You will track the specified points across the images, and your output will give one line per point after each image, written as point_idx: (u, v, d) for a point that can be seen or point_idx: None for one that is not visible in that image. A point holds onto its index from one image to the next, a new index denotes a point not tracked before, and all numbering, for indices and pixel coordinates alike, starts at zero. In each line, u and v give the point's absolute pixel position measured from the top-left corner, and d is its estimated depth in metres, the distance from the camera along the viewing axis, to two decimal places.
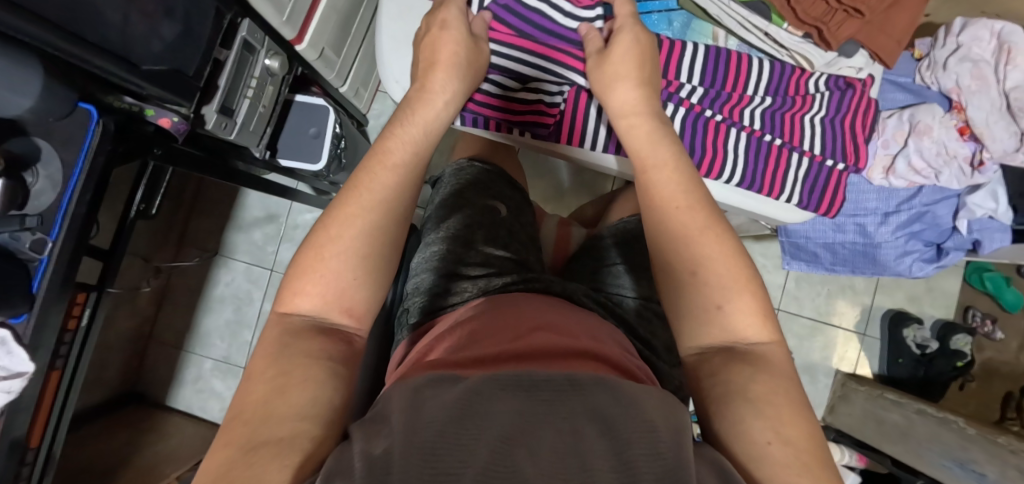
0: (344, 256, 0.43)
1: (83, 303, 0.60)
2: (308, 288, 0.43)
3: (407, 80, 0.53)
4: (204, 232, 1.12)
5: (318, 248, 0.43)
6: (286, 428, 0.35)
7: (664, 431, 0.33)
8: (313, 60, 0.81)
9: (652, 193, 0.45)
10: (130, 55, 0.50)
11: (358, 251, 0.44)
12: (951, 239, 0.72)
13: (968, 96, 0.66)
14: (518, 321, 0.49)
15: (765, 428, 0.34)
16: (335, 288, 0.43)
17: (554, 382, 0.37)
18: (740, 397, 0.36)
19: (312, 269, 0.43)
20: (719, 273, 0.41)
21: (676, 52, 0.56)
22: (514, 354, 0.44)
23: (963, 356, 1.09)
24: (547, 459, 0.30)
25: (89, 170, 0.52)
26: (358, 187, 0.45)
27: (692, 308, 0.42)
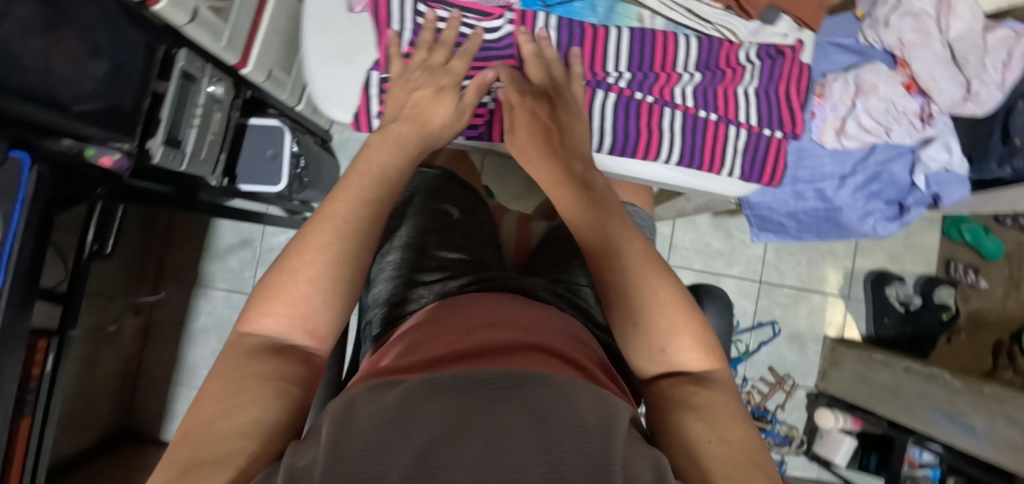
0: (311, 282, 0.40)
1: (46, 348, 0.60)
2: (275, 309, 0.39)
3: (336, 95, 0.53)
4: (180, 264, 1.12)
5: (289, 271, 0.40)
6: (226, 446, 0.32)
7: (592, 424, 0.32)
8: (261, 82, 0.81)
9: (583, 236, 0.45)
10: (59, 98, 0.50)
11: (323, 276, 0.40)
12: (911, 195, 0.71)
13: (911, 51, 0.66)
14: (469, 320, 0.50)
15: (705, 429, 0.35)
16: (299, 310, 0.40)
17: (494, 382, 0.35)
18: (682, 407, 0.37)
19: (282, 289, 0.39)
20: (657, 311, 0.40)
21: (600, 39, 0.56)
22: (459, 356, 0.43)
23: (947, 309, 1.10)
24: (474, 459, 0.28)
25: (27, 218, 0.52)
26: (331, 215, 0.42)
27: (635, 349, 0.41)
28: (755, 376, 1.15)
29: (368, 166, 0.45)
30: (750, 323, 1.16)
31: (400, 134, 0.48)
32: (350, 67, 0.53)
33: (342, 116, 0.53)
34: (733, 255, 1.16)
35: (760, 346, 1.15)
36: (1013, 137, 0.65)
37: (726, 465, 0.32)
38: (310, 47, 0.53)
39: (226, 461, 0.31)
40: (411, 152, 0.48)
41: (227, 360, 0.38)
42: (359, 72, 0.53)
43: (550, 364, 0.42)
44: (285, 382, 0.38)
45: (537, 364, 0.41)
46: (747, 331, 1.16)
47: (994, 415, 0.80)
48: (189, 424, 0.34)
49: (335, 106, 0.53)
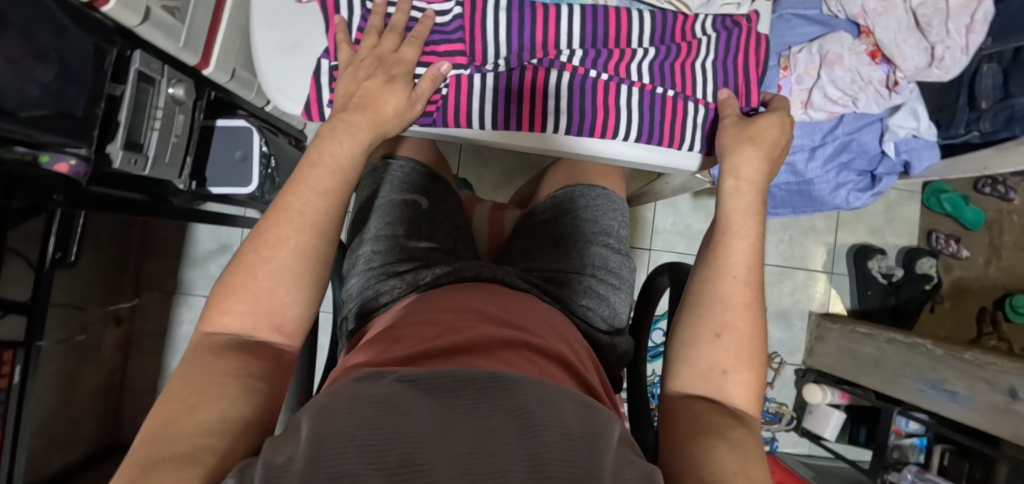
0: (275, 273, 0.40)
1: (12, 360, 0.59)
2: (234, 305, 0.39)
3: (289, 88, 0.52)
4: (159, 273, 1.11)
5: (250, 269, 0.40)
6: (188, 444, 0.30)
7: (577, 430, 0.32)
8: (225, 82, 0.80)
9: (721, 258, 0.47)
10: (8, 105, 0.50)
11: (284, 273, 0.41)
12: (882, 164, 0.72)
13: (875, 18, 0.65)
14: (442, 312, 0.50)
15: (731, 458, 0.36)
16: (261, 305, 0.40)
17: (479, 380, 0.36)
18: (715, 434, 0.39)
19: (243, 286, 0.40)
20: (738, 339, 0.44)
21: (550, 16, 0.54)
22: (440, 352, 0.42)
23: (929, 279, 1.11)
24: (455, 455, 0.28)
25: None
26: (289, 208, 0.42)
27: (703, 354, 0.44)
28: None
29: (317, 157, 0.44)
30: None
31: (350, 123, 0.46)
32: (302, 57, 0.53)
33: (294, 107, 0.52)
34: None
35: None
36: (979, 100, 0.65)
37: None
38: (258, 39, 0.52)
39: (187, 458, 0.29)
40: (364, 143, 0.47)
41: (186, 357, 0.37)
42: (310, 63, 0.53)
43: (526, 364, 0.43)
44: (253, 378, 0.37)
45: (512, 366, 0.41)
46: None
47: (975, 379, 0.80)
48: (151, 424, 0.32)
49: (287, 98, 0.52)
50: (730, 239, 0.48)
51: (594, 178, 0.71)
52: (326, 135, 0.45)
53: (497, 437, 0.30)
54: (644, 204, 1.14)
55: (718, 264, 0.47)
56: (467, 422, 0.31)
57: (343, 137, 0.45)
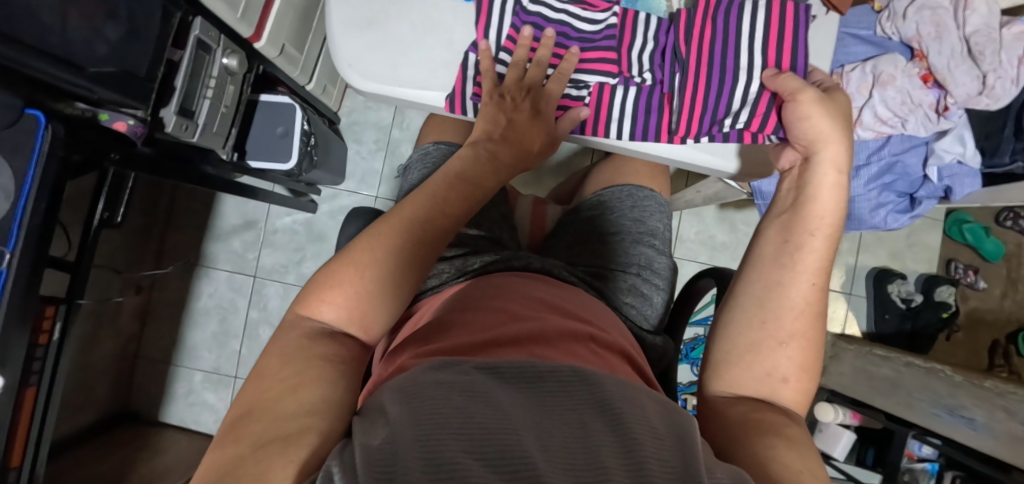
0: (371, 284, 0.39)
1: (54, 316, 0.59)
2: (335, 296, 0.38)
3: (360, 63, 0.52)
4: (181, 245, 1.11)
5: (363, 259, 0.39)
6: (296, 424, 0.31)
7: (665, 433, 0.30)
8: (274, 57, 0.80)
9: (799, 255, 0.43)
10: (76, 59, 0.49)
11: (391, 278, 0.39)
12: (923, 188, 0.73)
13: (928, 43, 0.66)
14: (503, 300, 0.50)
15: (796, 457, 0.33)
16: (358, 306, 0.38)
17: (559, 374, 0.35)
18: (778, 432, 0.36)
19: (349, 282, 0.39)
20: (802, 349, 0.41)
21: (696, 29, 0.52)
22: (509, 339, 0.42)
23: (948, 307, 1.11)
24: (561, 462, 0.26)
25: (41, 178, 0.50)
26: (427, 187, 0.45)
27: (739, 363, 0.41)
28: None
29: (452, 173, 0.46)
30: None
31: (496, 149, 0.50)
32: (375, 36, 0.53)
33: (363, 83, 0.53)
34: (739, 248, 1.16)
35: None
36: None
37: None
38: (334, 13, 0.53)
39: (292, 439, 0.30)
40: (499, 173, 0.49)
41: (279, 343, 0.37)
42: (383, 42, 0.53)
43: (592, 357, 0.42)
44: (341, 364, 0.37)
45: (576, 354, 0.42)
46: None
47: (994, 407, 0.81)
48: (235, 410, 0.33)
49: (356, 73, 0.53)
50: (807, 242, 0.43)
51: (641, 178, 0.71)
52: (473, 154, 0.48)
53: (590, 433, 0.29)
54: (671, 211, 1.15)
55: (796, 264, 0.43)
56: (559, 414, 0.31)
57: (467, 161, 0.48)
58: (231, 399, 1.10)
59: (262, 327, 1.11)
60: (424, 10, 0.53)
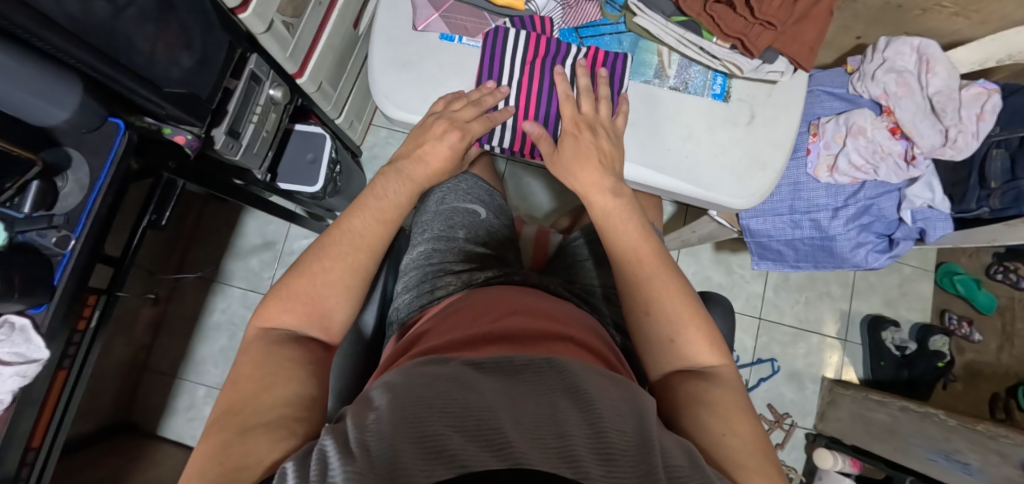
0: (318, 284, 0.45)
1: (94, 304, 0.64)
2: (290, 304, 0.44)
3: (397, 96, 0.59)
4: (204, 261, 1.17)
5: (307, 274, 0.45)
6: (273, 413, 0.36)
7: (627, 413, 0.34)
8: (312, 93, 0.90)
9: (615, 251, 0.51)
10: (154, 80, 0.58)
11: (340, 285, 0.46)
12: (899, 229, 0.78)
13: (895, 101, 0.74)
14: (498, 301, 0.56)
15: (719, 425, 0.40)
16: (313, 307, 0.45)
17: (534, 366, 0.38)
18: (699, 404, 0.42)
19: (302, 291, 0.45)
20: (669, 313, 0.47)
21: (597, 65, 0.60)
22: (498, 337, 0.47)
23: (942, 356, 1.14)
24: (526, 426, 0.30)
25: (113, 176, 0.57)
26: (348, 226, 0.49)
27: (644, 334, 0.48)
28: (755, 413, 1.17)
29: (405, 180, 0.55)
30: (749, 359, 1.19)
31: (411, 173, 0.55)
32: (410, 73, 0.60)
33: (398, 114, 0.59)
34: (734, 289, 1.21)
35: (759, 381, 1.18)
36: (989, 180, 0.72)
37: (745, 459, 0.38)
38: (377, 55, 0.60)
39: (271, 426, 0.35)
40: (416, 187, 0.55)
41: (259, 346, 0.41)
42: (418, 79, 0.60)
43: (569, 352, 0.46)
44: (310, 364, 0.42)
45: (559, 352, 0.45)
46: (747, 366, 1.19)
47: (988, 451, 0.82)
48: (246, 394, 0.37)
49: (392, 104, 0.59)
50: (609, 234, 0.52)
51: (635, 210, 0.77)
52: (411, 159, 0.56)
53: (559, 410, 0.33)
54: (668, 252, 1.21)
55: (616, 258, 0.51)
56: (530, 397, 0.34)
57: (392, 184, 0.53)
58: None
59: None
60: (452, 53, 0.60)
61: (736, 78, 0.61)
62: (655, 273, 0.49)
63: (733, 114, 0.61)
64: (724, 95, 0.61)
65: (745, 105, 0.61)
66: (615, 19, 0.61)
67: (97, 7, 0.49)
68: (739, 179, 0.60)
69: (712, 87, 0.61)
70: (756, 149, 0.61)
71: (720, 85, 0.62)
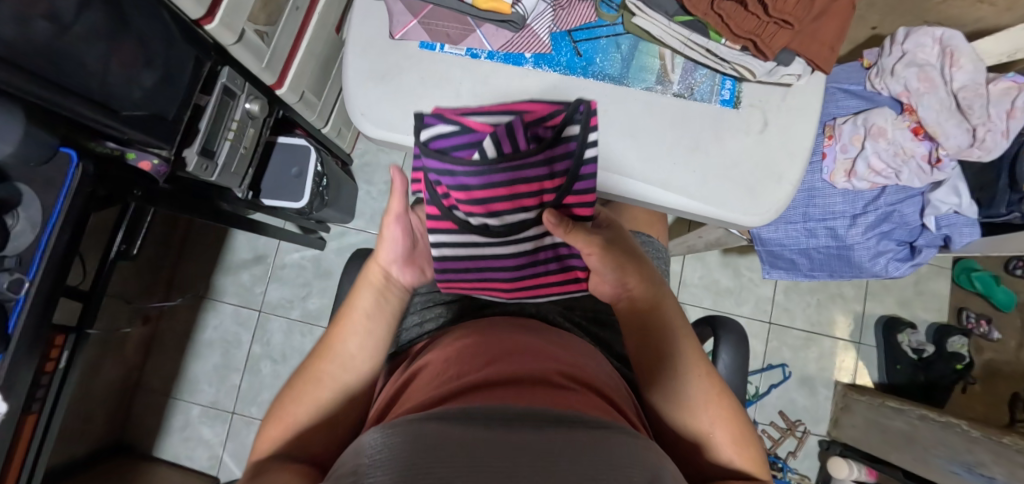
0: (304, 421, 0.46)
1: (63, 345, 0.60)
2: (288, 417, 0.46)
3: (374, 113, 0.55)
4: (192, 277, 1.13)
5: (300, 391, 0.48)
6: None
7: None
8: (294, 102, 0.85)
9: (671, 367, 0.48)
10: (111, 103, 0.53)
11: (330, 390, 0.48)
12: (922, 236, 0.72)
13: (918, 98, 0.69)
14: (502, 341, 0.50)
15: None
16: (312, 414, 0.47)
17: (540, 414, 0.32)
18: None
19: (293, 407, 0.47)
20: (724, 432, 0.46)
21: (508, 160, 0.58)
22: (497, 380, 0.42)
23: (961, 358, 1.08)
24: None
25: (65, 216, 0.52)
26: (326, 346, 0.50)
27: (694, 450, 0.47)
28: (766, 420, 1.13)
29: None
30: (760, 364, 1.15)
31: None
32: (388, 87, 0.55)
33: (376, 132, 0.55)
34: (744, 293, 1.16)
35: (770, 388, 1.14)
36: (1020, 182, 0.67)
37: None
38: (352, 67, 0.55)
39: None
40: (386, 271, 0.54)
41: None
42: (397, 94, 0.55)
43: (569, 396, 0.40)
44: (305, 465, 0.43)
45: (555, 400, 0.39)
46: (758, 373, 1.15)
47: (1014, 465, 0.78)
48: None
49: (368, 122, 0.55)
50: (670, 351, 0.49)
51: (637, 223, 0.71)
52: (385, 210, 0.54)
53: None
54: (674, 257, 1.16)
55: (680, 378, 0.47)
56: None
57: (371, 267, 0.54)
58: (227, 435, 1.09)
59: (264, 362, 1.11)
60: (435, 65, 0.55)
61: (747, 81, 0.56)
62: (708, 392, 0.47)
63: (745, 121, 0.56)
64: (734, 100, 0.56)
65: (758, 112, 0.56)
66: (612, 20, 0.56)
67: (37, 28, 0.44)
68: (753, 193, 0.55)
69: (720, 92, 0.56)
70: (771, 160, 0.56)
71: (730, 89, 0.56)
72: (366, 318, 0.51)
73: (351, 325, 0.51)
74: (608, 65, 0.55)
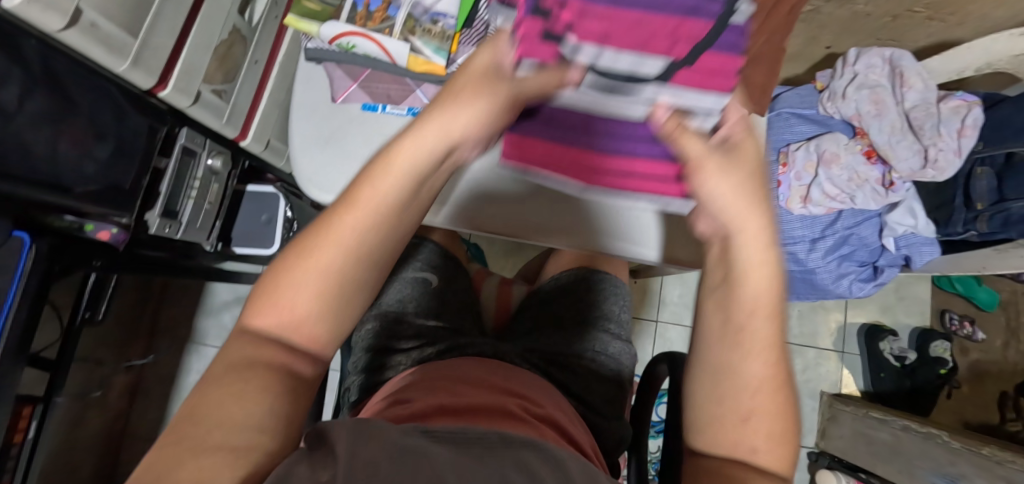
0: (277, 318, 0.29)
1: (30, 415, 0.61)
2: (281, 302, 0.29)
3: (320, 176, 0.56)
4: (175, 320, 1.14)
5: (304, 253, 0.29)
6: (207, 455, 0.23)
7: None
8: (261, 151, 0.86)
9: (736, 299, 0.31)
10: (63, 182, 0.55)
11: (322, 277, 0.29)
12: (883, 256, 0.73)
13: (869, 121, 0.69)
14: (468, 375, 0.51)
15: None
16: (296, 303, 0.29)
17: (485, 439, 0.30)
18: None
19: (283, 278, 0.29)
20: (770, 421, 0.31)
21: None
22: (459, 410, 0.44)
23: (944, 363, 1.08)
24: None
25: (21, 293, 0.55)
26: (326, 227, 0.29)
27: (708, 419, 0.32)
28: None
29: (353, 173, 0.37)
30: None
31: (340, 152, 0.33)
32: (333, 150, 0.56)
33: (323, 195, 0.56)
34: None
35: None
36: (974, 201, 0.67)
37: None
38: (297, 132, 0.57)
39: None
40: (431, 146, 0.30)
41: None
42: (341, 157, 0.56)
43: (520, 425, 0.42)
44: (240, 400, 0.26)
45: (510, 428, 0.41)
46: None
47: (995, 476, 0.78)
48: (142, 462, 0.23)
49: (315, 186, 0.56)
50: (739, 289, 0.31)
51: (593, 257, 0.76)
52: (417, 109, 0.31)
53: None
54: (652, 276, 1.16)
55: (740, 331, 0.31)
56: None
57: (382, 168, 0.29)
58: None
59: None
60: (378, 126, 0.56)
61: None
62: (765, 369, 0.31)
63: None
64: None
65: None
66: None
67: None
68: None
69: None
70: None
71: None
72: (386, 233, 0.30)
73: (356, 226, 0.29)
74: None
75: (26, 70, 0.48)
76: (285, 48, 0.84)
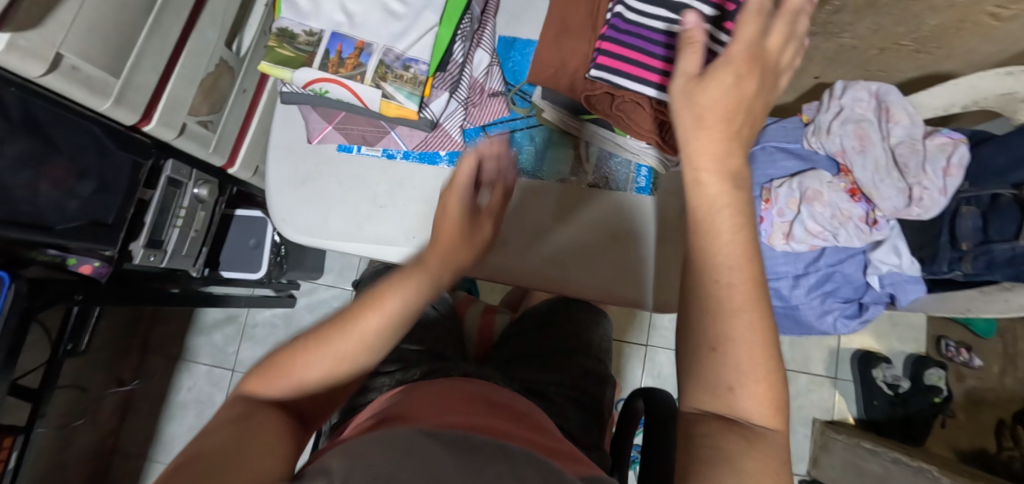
0: (314, 381, 0.37)
1: (11, 446, 0.62)
2: (305, 363, 0.37)
3: (294, 217, 0.56)
4: (167, 338, 1.15)
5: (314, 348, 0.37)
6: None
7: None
8: (248, 178, 0.88)
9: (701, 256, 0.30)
10: (44, 219, 0.56)
11: (349, 357, 0.37)
12: (868, 293, 0.72)
13: (853, 158, 0.69)
14: (467, 387, 0.50)
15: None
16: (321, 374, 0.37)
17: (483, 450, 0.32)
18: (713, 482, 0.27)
19: (304, 352, 0.37)
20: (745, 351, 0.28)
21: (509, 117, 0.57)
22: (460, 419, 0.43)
23: (939, 391, 1.07)
24: None
25: (1, 331, 0.55)
26: (355, 318, 0.37)
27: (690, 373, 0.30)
28: None
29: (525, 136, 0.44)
30: None
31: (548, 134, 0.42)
32: (308, 193, 0.57)
33: (295, 235, 0.56)
34: None
35: None
36: (960, 241, 0.66)
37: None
38: (273, 172, 0.57)
39: None
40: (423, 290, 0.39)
41: None
42: (316, 198, 0.56)
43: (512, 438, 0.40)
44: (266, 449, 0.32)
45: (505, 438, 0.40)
46: None
47: None
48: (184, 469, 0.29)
49: (289, 226, 0.56)
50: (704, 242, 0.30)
51: None
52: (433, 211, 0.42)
53: None
54: None
55: (705, 268, 0.29)
56: None
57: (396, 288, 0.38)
58: None
59: None
60: (355, 169, 0.57)
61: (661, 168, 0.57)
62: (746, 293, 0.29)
63: (661, 209, 0.56)
64: (650, 187, 0.57)
65: (674, 198, 0.56)
66: (525, 112, 0.56)
67: None
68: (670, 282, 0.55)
69: (636, 180, 0.57)
70: None
71: (645, 176, 0.57)
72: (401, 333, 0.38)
73: (377, 329, 0.37)
74: (523, 159, 0.57)
75: (6, 118, 0.50)
76: (274, 78, 0.86)
